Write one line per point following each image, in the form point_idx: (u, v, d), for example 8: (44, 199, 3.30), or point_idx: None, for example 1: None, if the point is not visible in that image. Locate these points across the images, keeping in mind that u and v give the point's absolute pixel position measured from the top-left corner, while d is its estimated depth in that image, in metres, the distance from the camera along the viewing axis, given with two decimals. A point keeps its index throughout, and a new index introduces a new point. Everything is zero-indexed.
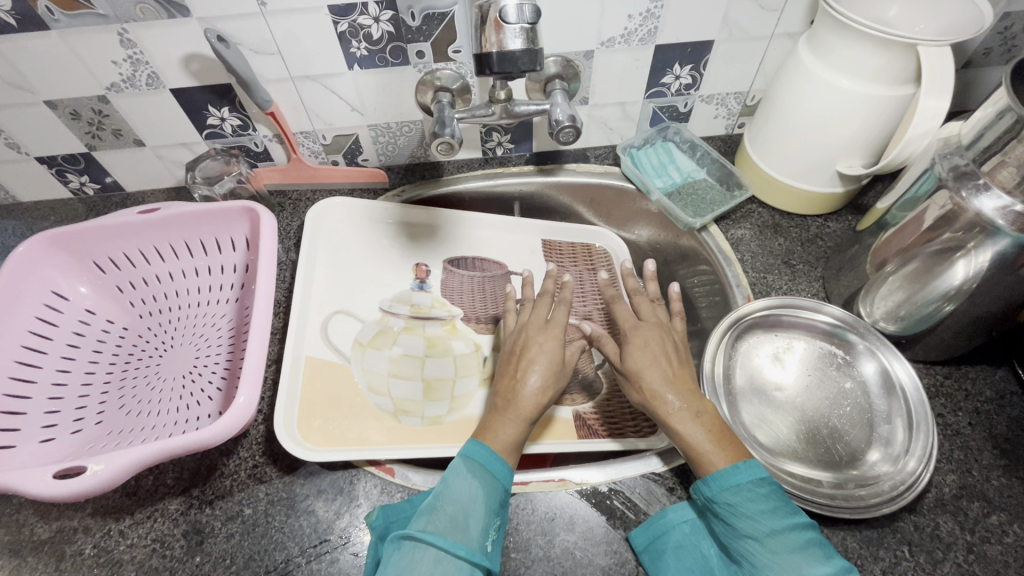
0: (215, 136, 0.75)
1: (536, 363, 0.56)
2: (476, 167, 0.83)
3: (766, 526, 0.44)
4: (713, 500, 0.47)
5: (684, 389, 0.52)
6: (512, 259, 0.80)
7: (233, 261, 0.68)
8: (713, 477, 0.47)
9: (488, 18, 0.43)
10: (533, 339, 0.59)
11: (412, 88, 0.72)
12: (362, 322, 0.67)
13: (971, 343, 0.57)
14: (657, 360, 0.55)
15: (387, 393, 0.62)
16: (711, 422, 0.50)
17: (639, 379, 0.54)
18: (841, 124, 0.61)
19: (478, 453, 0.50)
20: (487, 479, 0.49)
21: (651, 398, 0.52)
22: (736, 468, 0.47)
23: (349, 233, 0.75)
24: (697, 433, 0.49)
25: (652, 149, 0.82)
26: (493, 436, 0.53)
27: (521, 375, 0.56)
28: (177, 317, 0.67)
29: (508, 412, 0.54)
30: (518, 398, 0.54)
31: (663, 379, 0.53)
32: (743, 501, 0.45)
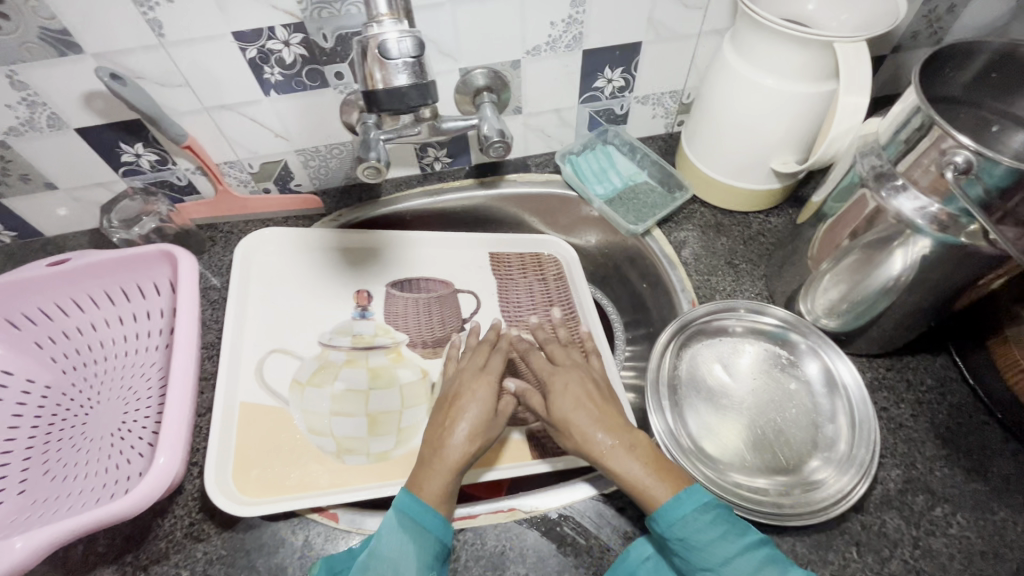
0: (133, 173, 0.71)
1: (467, 411, 0.54)
2: (415, 184, 0.80)
3: (721, 554, 0.44)
4: (666, 534, 0.46)
5: (613, 425, 0.51)
6: (458, 276, 0.78)
7: (159, 306, 0.64)
8: (660, 512, 0.46)
9: (370, 54, 0.40)
10: (465, 386, 0.57)
11: (336, 111, 0.69)
12: (301, 359, 0.65)
13: (910, 334, 0.58)
14: (580, 402, 0.53)
15: (329, 433, 0.60)
16: (647, 451, 0.49)
17: (568, 419, 0.52)
18: (769, 123, 0.61)
19: (408, 506, 0.49)
20: (420, 535, 0.48)
21: (582, 440, 0.51)
22: (679, 498, 0.46)
23: (283, 264, 0.72)
24: (635, 468, 0.48)
25: (592, 154, 0.80)
26: (420, 488, 0.50)
27: (450, 424, 0.54)
28: (104, 370, 0.64)
29: (434, 464, 0.51)
30: (443, 447, 0.52)
31: (590, 418, 0.52)
32: (694, 533, 0.45)
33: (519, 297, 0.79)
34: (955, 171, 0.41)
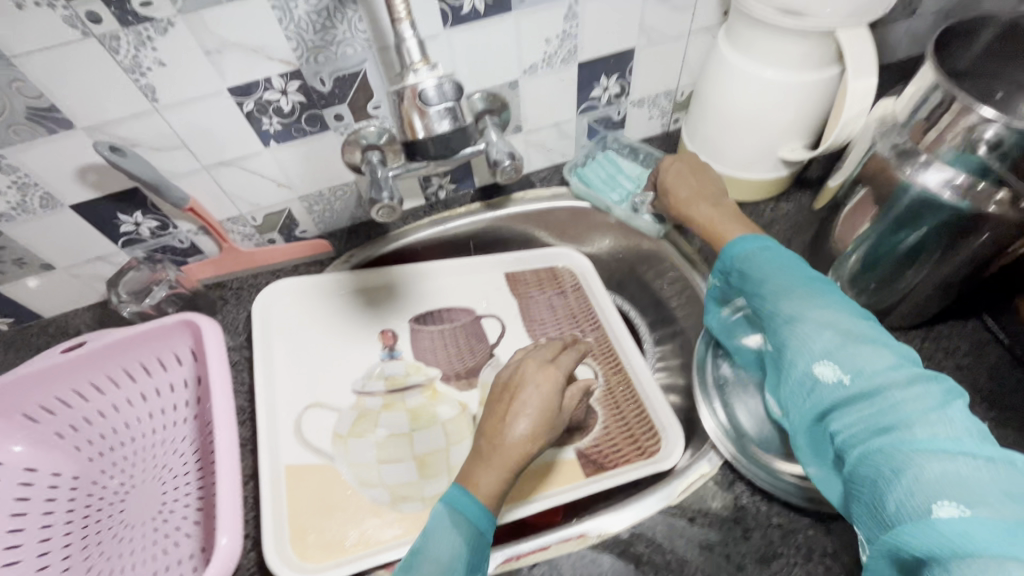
0: (133, 242, 0.68)
1: (527, 407, 0.53)
2: (422, 214, 0.79)
3: (777, 286, 0.47)
4: (731, 271, 0.53)
5: (711, 200, 0.62)
6: (478, 302, 0.77)
7: (182, 376, 0.62)
8: (722, 253, 0.54)
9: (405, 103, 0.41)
10: (527, 375, 0.56)
11: (338, 152, 0.67)
12: (337, 411, 0.63)
13: (941, 302, 0.59)
14: (686, 178, 0.65)
15: (379, 483, 0.58)
16: (727, 210, 0.60)
17: (668, 187, 0.66)
18: (776, 114, 0.61)
19: (461, 500, 0.48)
20: (467, 531, 0.47)
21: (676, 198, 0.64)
22: (743, 240, 0.53)
23: (303, 314, 0.70)
24: (705, 214, 0.60)
25: (597, 163, 0.79)
26: (474, 485, 0.50)
27: (509, 418, 0.52)
28: (133, 452, 0.61)
29: (493, 460, 0.51)
30: (502, 445, 0.51)
31: (689, 189, 0.64)
32: (747, 261, 0.51)
33: (541, 313, 0.78)
34: (986, 146, 0.42)
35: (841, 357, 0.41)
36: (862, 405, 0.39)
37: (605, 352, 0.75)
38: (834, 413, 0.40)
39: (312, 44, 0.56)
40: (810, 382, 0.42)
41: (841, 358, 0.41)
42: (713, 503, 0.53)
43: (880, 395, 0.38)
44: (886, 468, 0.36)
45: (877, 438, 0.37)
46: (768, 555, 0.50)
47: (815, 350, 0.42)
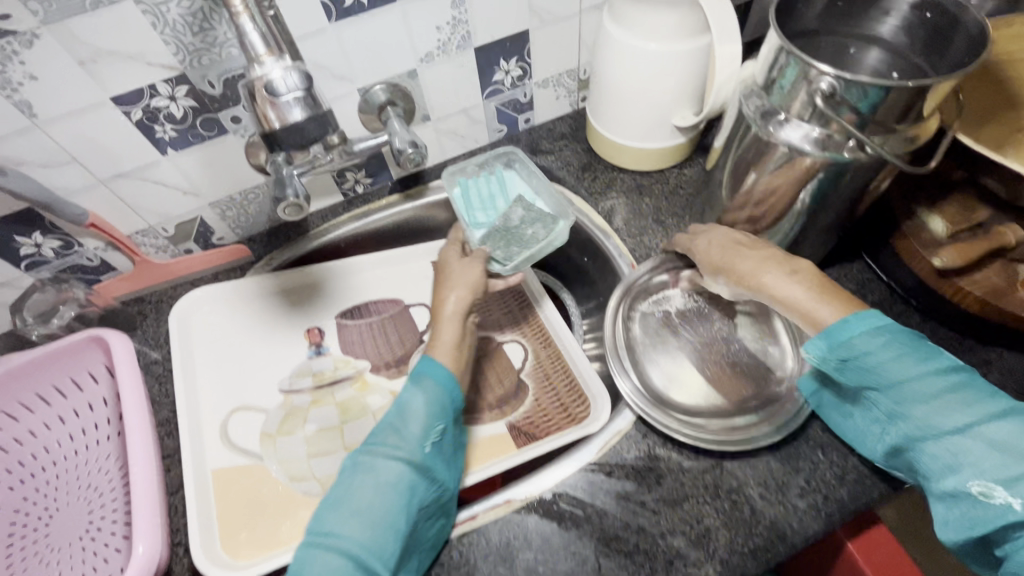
0: (38, 264, 0.66)
1: (455, 286, 0.61)
2: (342, 211, 0.79)
3: (900, 377, 0.42)
4: (838, 357, 0.44)
5: (779, 261, 0.50)
6: (406, 292, 0.78)
7: (101, 394, 0.61)
8: (824, 334, 0.45)
9: (259, 94, 0.45)
10: (448, 262, 0.64)
11: (242, 155, 0.67)
12: (265, 412, 0.64)
13: (826, 247, 0.63)
14: (739, 250, 0.54)
15: (311, 476, 0.59)
16: (811, 277, 0.47)
17: (722, 266, 0.54)
18: (662, 86, 0.65)
19: (426, 366, 0.54)
20: (438, 392, 0.53)
21: (740, 272, 0.52)
22: (846, 321, 0.44)
23: (225, 322, 0.70)
24: (795, 291, 0.47)
25: (485, 180, 0.74)
26: (438, 346, 0.57)
27: (440, 294, 0.61)
28: (56, 475, 0.60)
29: (449, 325, 0.58)
30: (442, 316, 0.59)
31: (751, 258, 0.51)
32: (859, 349, 0.43)
33: None
34: (822, 98, 0.45)
35: (998, 475, 0.37)
36: None
37: (537, 330, 0.77)
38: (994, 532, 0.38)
39: (193, 48, 0.56)
40: (969, 502, 0.39)
41: (1005, 481, 0.37)
42: (629, 456, 0.56)
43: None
44: None
45: None
46: (679, 498, 0.53)
47: (967, 465, 0.39)
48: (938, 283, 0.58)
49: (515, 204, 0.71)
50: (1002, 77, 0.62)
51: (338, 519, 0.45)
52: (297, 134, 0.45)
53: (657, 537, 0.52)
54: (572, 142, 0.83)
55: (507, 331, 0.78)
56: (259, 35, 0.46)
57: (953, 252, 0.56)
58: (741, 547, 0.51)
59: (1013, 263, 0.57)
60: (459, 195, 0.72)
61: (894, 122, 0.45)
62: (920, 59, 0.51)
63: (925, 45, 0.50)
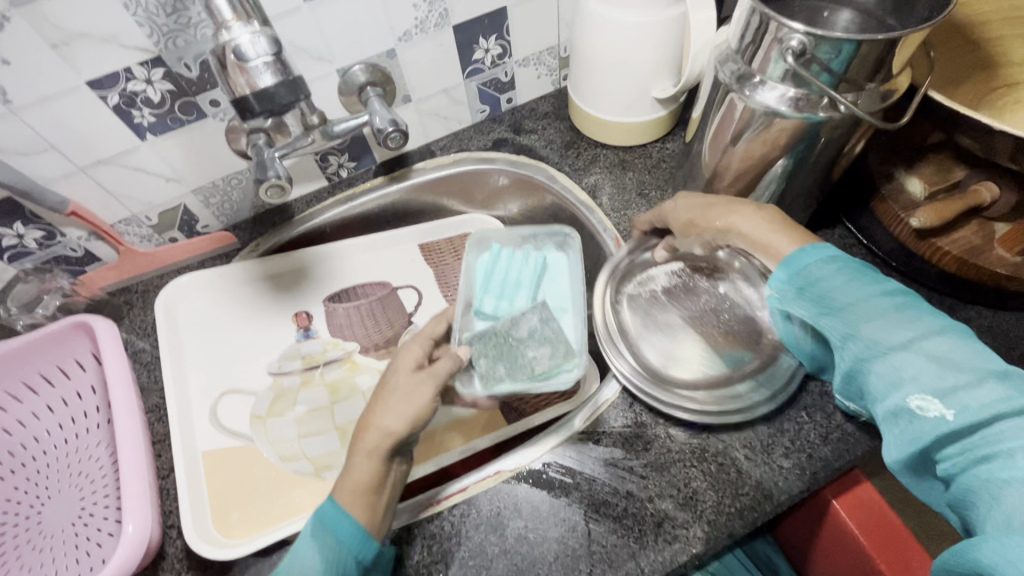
0: (21, 256, 0.66)
1: (387, 405, 0.51)
2: (326, 196, 0.79)
3: (849, 301, 0.42)
4: (793, 286, 0.46)
5: (738, 204, 0.52)
6: (393, 275, 0.78)
7: (88, 382, 0.61)
8: (783, 263, 0.47)
9: (229, 61, 0.46)
10: (393, 371, 0.54)
11: (222, 140, 0.67)
12: (255, 394, 0.64)
13: (806, 213, 0.64)
14: (703, 202, 0.55)
15: (302, 455, 0.60)
16: (772, 214, 0.50)
17: (697, 220, 0.55)
18: (640, 57, 0.65)
19: (329, 516, 0.46)
20: (333, 550, 0.45)
21: (712, 226, 0.53)
22: (802, 252, 0.46)
23: (211, 307, 0.70)
24: (758, 227, 0.49)
25: (523, 262, 0.71)
26: (343, 484, 0.48)
27: (373, 411, 0.51)
28: (46, 464, 0.60)
29: (364, 456, 0.49)
30: (361, 440, 0.50)
31: (717, 204, 0.53)
32: (813, 275, 0.45)
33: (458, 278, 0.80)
34: (793, 56, 0.45)
35: (940, 389, 0.38)
36: (964, 439, 0.37)
37: None
38: (931, 448, 0.38)
39: (167, 29, 0.55)
40: (908, 417, 0.38)
41: (942, 393, 0.37)
42: (616, 424, 0.57)
43: (988, 429, 0.36)
44: (988, 497, 0.36)
45: (982, 468, 0.36)
46: (666, 463, 0.54)
47: (909, 380, 0.39)
48: (916, 244, 0.59)
49: (533, 311, 0.65)
50: (975, 38, 0.62)
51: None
52: (265, 100, 0.46)
53: (645, 501, 0.52)
54: (555, 120, 0.83)
55: None
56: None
57: (930, 211, 0.56)
58: (728, 508, 0.51)
59: (989, 222, 0.58)
60: (485, 261, 0.71)
61: (865, 80, 0.46)
62: (891, 19, 0.51)
63: (895, 4, 0.51)
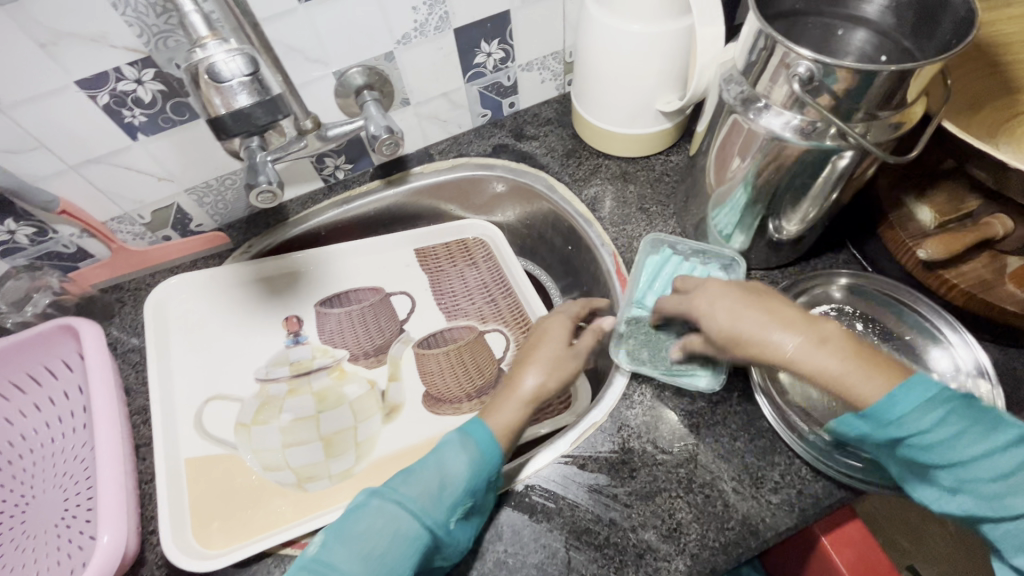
0: (12, 252, 0.65)
1: (537, 365, 0.57)
2: (322, 197, 0.78)
3: (962, 449, 0.41)
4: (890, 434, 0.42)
5: (794, 322, 0.46)
6: (386, 280, 0.78)
7: (75, 383, 0.62)
8: (877, 412, 0.42)
9: (202, 79, 0.45)
10: (549, 330, 0.60)
11: (216, 140, 0.66)
12: (240, 401, 0.64)
13: (812, 236, 0.62)
14: (752, 308, 0.48)
15: (286, 465, 0.59)
16: (834, 346, 0.44)
17: (738, 334, 0.48)
18: (644, 69, 0.63)
19: (473, 428, 0.51)
20: (479, 459, 0.49)
21: (758, 345, 0.47)
22: (893, 399, 0.42)
23: (201, 309, 0.70)
24: (826, 361, 0.44)
25: (690, 266, 0.64)
26: (493, 420, 0.54)
27: (522, 368, 0.57)
28: (30, 463, 0.60)
29: (508, 403, 0.55)
30: (516, 389, 0.55)
31: (762, 321, 0.47)
32: (911, 428, 0.41)
33: (453, 286, 0.79)
34: (800, 82, 0.43)
35: None
36: None
37: (517, 317, 0.76)
38: None
39: (157, 30, 0.54)
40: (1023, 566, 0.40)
41: None
42: (602, 449, 0.56)
43: None
44: None
45: None
46: (651, 492, 0.53)
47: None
48: (922, 275, 0.56)
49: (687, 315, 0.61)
50: (998, 60, 0.60)
51: (338, 553, 0.45)
52: (243, 121, 0.45)
53: (629, 531, 0.51)
54: (558, 127, 0.81)
55: (485, 317, 0.77)
56: (201, 16, 0.46)
57: (937, 244, 0.53)
58: (713, 542, 0.50)
59: (1001, 254, 0.55)
60: (655, 260, 0.65)
61: (877, 109, 0.43)
62: (908, 41, 0.49)
63: (913, 27, 0.48)
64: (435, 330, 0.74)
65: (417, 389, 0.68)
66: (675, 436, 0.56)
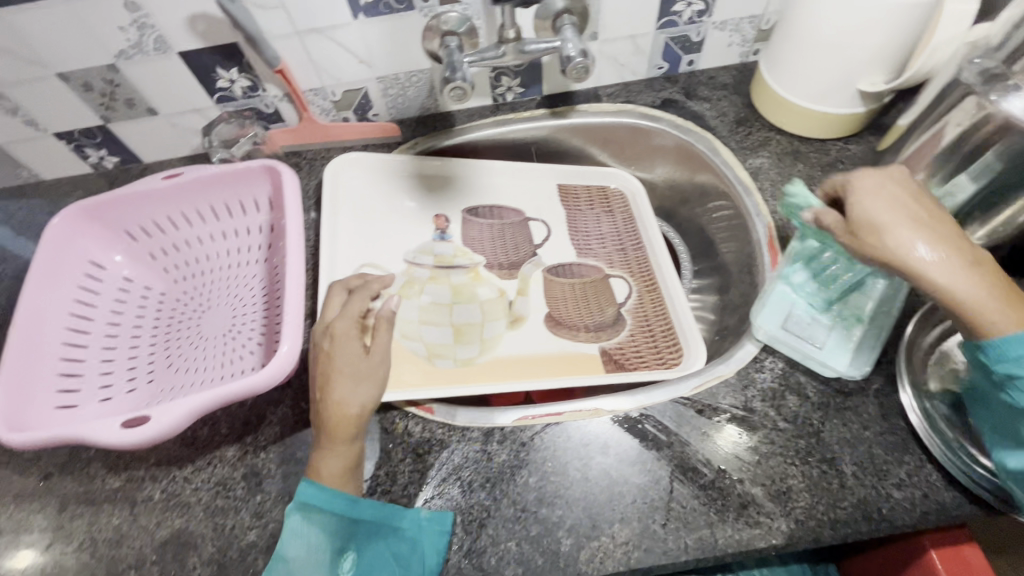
0: (227, 99, 0.74)
1: (349, 388, 0.52)
2: (487, 114, 0.81)
3: None
4: (1016, 372, 0.43)
5: (947, 235, 0.45)
6: (528, 205, 0.81)
7: (257, 222, 0.70)
8: (1007, 340, 0.43)
9: None
10: (336, 347, 0.53)
11: (419, 35, 0.70)
12: (389, 274, 0.70)
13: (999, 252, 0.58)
14: (902, 207, 0.46)
15: (420, 338, 0.66)
16: (979, 269, 0.44)
17: (881, 224, 0.46)
18: (859, 42, 0.60)
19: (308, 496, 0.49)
20: (322, 517, 0.50)
21: (892, 246, 0.45)
22: (1018, 337, 0.42)
23: (366, 188, 0.76)
24: (964, 283, 0.43)
25: None
26: (325, 462, 0.51)
27: (327, 390, 0.52)
28: (208, 280, 0.70)
29: (335, 440, 0.51)
30: (338, 424, 0.51)
31: (914, 225, 0.45)
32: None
33: (588, 226, 0.81)
34: None
35: None
36: None
37: (643, 270, 0.78)
38: None
39: None
40: None
41: None
42: (724, 402, 0.56)
43: None
44: None
45: None
46: (768, 452, 0.53)
47: None
48: None
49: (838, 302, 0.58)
50: None
51: None
52: None
53: (735, 480, 0.52)
54: (732, 93, 0.79)
55: (614, 262, 0.79)
56: None
57: None
58: (820, 514, 0.50)
59: None
60: None
61: None
62: None
63: None
64: (565, 262, 0.77)
65: (541, 309, 0.72)
66: (799, 409, 0.55)
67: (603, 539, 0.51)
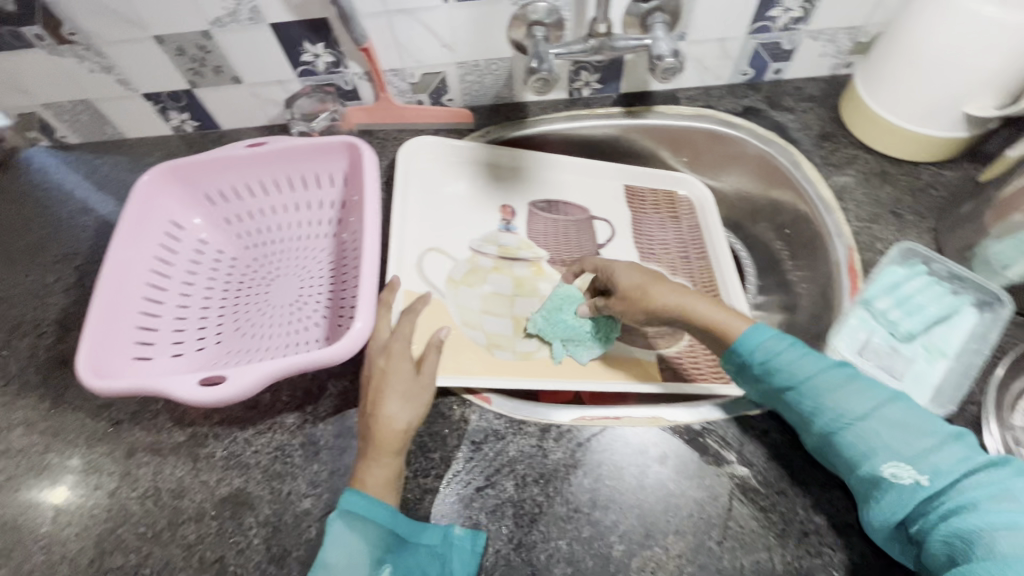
0: (309, 73, 0.75)
1: (399, 399, 0.53)
2: (561, 109, 0.80)
3: (806, 373, 0.47)
4: (755, 360, 0.50)
5: (659, 281, 0.57)
6: (594, 204, 0.79)
7: (329, 197, 0.71)
8: (739, 341, 0.50)
9: None
10: (387, 366, 0.55)
11: (505, 23, 0.69)
12: (454, 260, 0.71)
13: None
14: (639, 270, 0.58)
15: (481, 327, 0.66)
16: (699, 300, 0.54)
17: (631, 288, 0.57)
18: (976, 61, 0.57)
19: (354, 506, 0.48)
20: (368, 527, 0.48)
21: (665, 303, 0.55)
22: (758, 331, 0.50)
23: (435, 172, 0.76)
24: (706, 309, 0.54)
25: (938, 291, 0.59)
26: (370, 476, 0.50)
27: (377, 405, 0.52)
28: (278, 249, 0.71)
29: (382, 454, 0.51)
30: (385, 437, 0.51)
31: (652, 279, 0.57)
32: (768, 357, 0.49)
33: (652, 230, 0.80)
34: None
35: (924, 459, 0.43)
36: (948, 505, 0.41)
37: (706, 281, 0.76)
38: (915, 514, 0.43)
39: None
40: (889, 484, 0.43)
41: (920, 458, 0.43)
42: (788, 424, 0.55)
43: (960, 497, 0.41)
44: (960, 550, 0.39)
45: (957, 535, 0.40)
46: (832, 481, 0.52)
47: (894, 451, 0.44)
48: None
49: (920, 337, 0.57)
50: None
51: None
52: None
53: (797, 506, 0.51)
54: (819, 106, 0.76)
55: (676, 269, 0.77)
56: None
57: None
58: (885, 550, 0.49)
59: None
60: (900, 271, 0.61)
61: None
62: None
63: None
64: None
65: None
66: None
67: (655, 549, 0.50)
